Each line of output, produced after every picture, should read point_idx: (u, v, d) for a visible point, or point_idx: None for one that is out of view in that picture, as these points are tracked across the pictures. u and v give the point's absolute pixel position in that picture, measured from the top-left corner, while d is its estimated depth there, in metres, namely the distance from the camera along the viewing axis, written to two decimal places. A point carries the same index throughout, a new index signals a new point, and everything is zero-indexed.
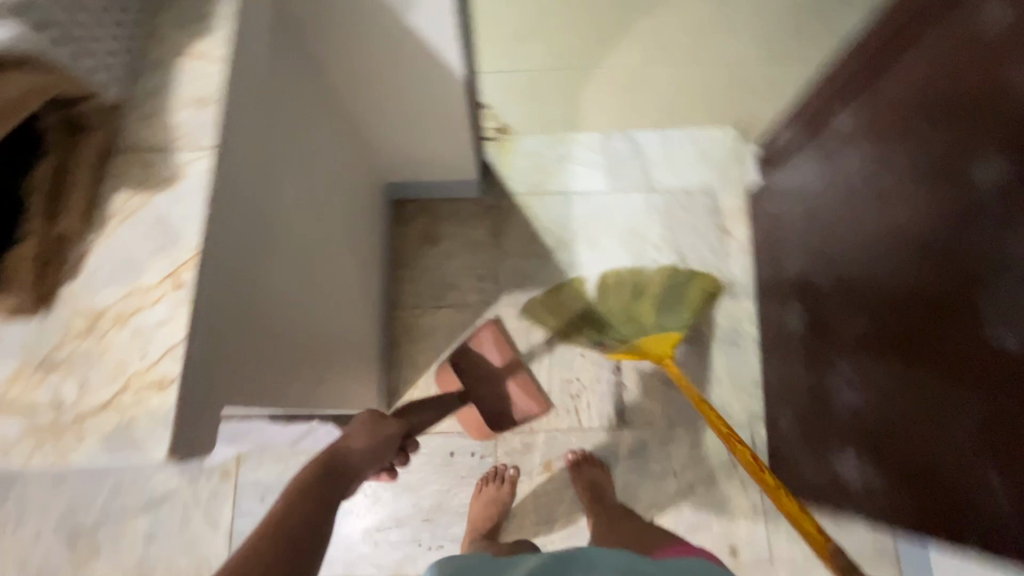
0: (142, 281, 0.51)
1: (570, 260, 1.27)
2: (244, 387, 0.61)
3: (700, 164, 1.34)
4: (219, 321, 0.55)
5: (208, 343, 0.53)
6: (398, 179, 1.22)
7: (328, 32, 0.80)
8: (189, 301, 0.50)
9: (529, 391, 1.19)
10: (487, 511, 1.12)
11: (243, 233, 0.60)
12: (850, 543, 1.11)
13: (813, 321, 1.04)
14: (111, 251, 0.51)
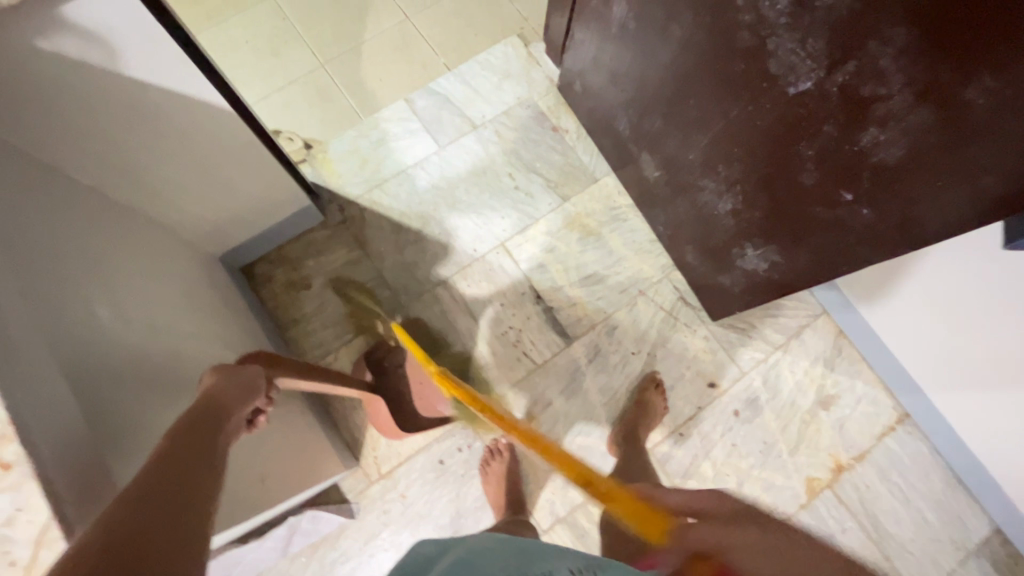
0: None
1: (441, 228, 1.26)
2: None
3: (504, 83, 1.36)
4: (86, 481, 0.43)
5: (86, 510, 0.41)
6: (234, 247, 1.13)
7: (48, 131, 0.67)
8: (33, 478, 0.38)
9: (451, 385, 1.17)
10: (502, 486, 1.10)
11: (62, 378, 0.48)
12: (785, 323, 1.24)
13: (663, 161, 1.08)
14: None
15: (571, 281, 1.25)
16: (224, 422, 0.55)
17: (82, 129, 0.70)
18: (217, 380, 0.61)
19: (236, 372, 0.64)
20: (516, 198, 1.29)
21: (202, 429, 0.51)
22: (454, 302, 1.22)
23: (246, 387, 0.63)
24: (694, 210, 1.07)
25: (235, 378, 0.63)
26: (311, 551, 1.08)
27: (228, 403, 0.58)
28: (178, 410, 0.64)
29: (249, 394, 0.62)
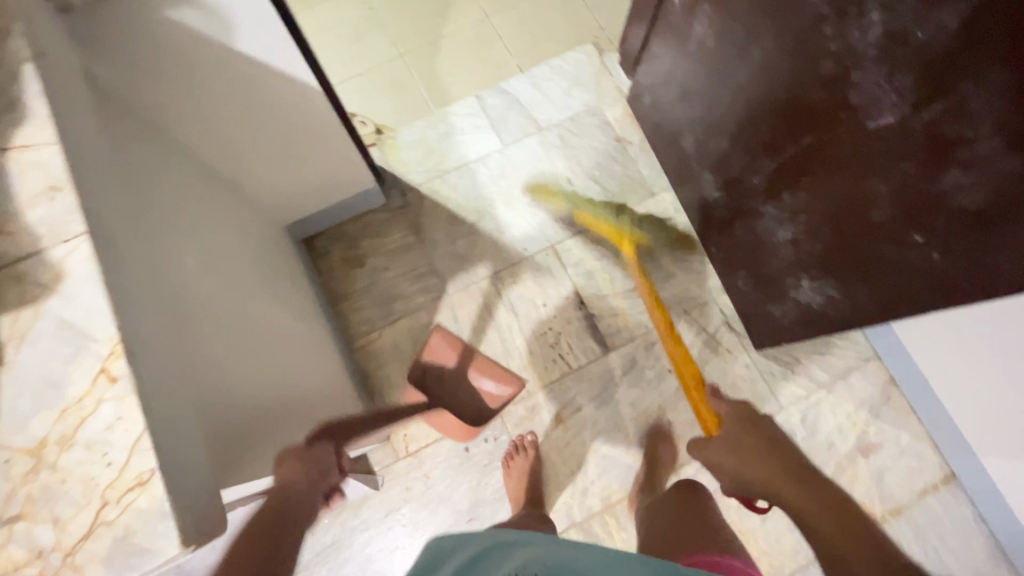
0: (69, 396, 0.41)
1: (494, 223, 1.29)
2: (228, 467, 0.54)
3: (573, 89, 1.38)
4: (174, 407, 0.47)
5: (173, 433, 0.44)
6: (300, 218, 1.20)
7: (161, 90, 0.74)
8: (133, 392, 0.41)
9: (494, 368, 1.21)
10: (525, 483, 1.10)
11: (158, 311, 0.53)
12: (832, 362, 1.20)
13: (726, 182, 1.08)
14: (18, 376, 0.41)
15: (617, 291, 1.25)
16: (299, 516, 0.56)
17: (190, 91, 0.77)
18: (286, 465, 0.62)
19: (304, 457, 0.65)
20: (571, 204, 1.31)
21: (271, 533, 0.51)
22: (498, 297, 1.25)
23: (312, 470, 0.63)
24: (751, 235, 1.05)
25: (305, 461, 0.64)
26: (334, 515, 1.13)
27: (301, 495, 0.58)
28: (242, 358, 0.68)
29: (317, 483, 0.63)
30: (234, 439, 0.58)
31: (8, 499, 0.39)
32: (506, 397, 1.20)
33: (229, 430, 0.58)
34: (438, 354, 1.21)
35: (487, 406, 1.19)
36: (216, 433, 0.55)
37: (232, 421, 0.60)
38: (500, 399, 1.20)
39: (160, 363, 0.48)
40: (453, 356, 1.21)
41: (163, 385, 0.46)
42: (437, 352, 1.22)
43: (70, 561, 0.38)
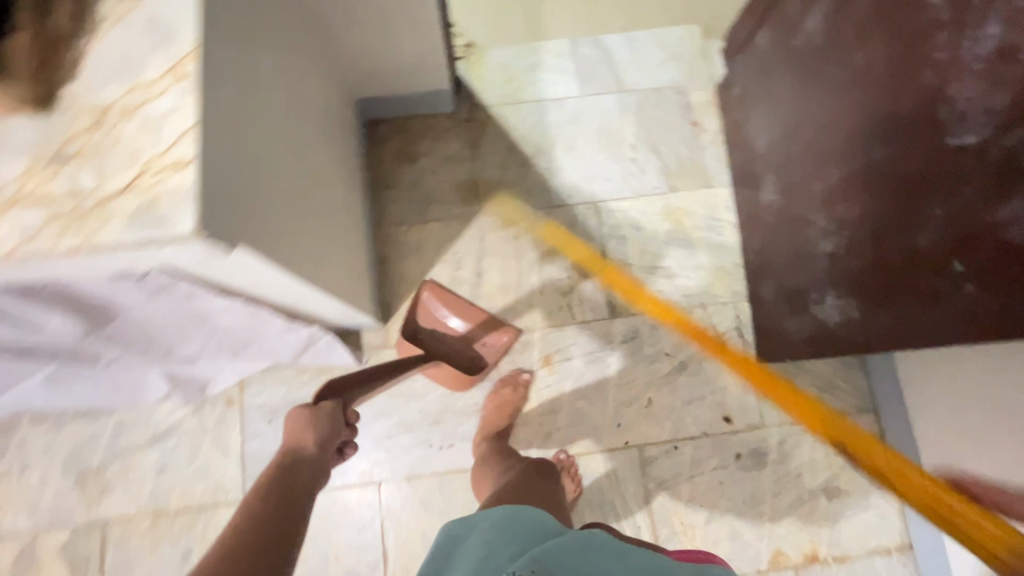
0: (145, 77, 0.40)
1: (549, 164, 1.30)
2: (262, 234, 0.57)
3: (667, 63, 1.37)
4: (232, 145, 0.47)
5: (222, 160, 0.44)
6: (373, 95, 1.22)
7: None
8: (197, 92, 0.40)
9: (483, 321, 1.15)
10: (504, 412, 1.15)
11: (243, 69, 0.55)
12: (826, 401, 1.19)
13: (785, 186, 1.06)
14: (108, 48, 0.41)
15: (643, 264, 1.25)
16: (301, 463, 0.84)
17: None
18: (296, 425, 0.90)
19: (311, 415, 0.90)
20: (628, 169, 1.30)
21: (289, 478, 0.81)
22: (529, 232, 1.26)
23: (316, 425, 0.89)
24: (793, 244, 1.04)
25: (308, 421, 0.89)
26: (313, 374, 1.17)
27: (306, 452, 0.86)
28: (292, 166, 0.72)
29: (326, 437, 0.88)
30: (274, 221, 0.62)
31: (67, 141, 0.39)
32: (499, 346, 1.16)
33: (274, 213, 0.62)
34: (429, 309, 1.16)
35: (482, 355, 1.17)
36: (262, 200, 0.58)
37: (274, 204, 0.63)
38: (495, 348, 1.17)
39: (234, 112, 0.51)
40: (443, 309, 1.15)
41: (232, 125, 0.49)
42: (429, 307, 1.15)
43: (105, 205, 0.38)
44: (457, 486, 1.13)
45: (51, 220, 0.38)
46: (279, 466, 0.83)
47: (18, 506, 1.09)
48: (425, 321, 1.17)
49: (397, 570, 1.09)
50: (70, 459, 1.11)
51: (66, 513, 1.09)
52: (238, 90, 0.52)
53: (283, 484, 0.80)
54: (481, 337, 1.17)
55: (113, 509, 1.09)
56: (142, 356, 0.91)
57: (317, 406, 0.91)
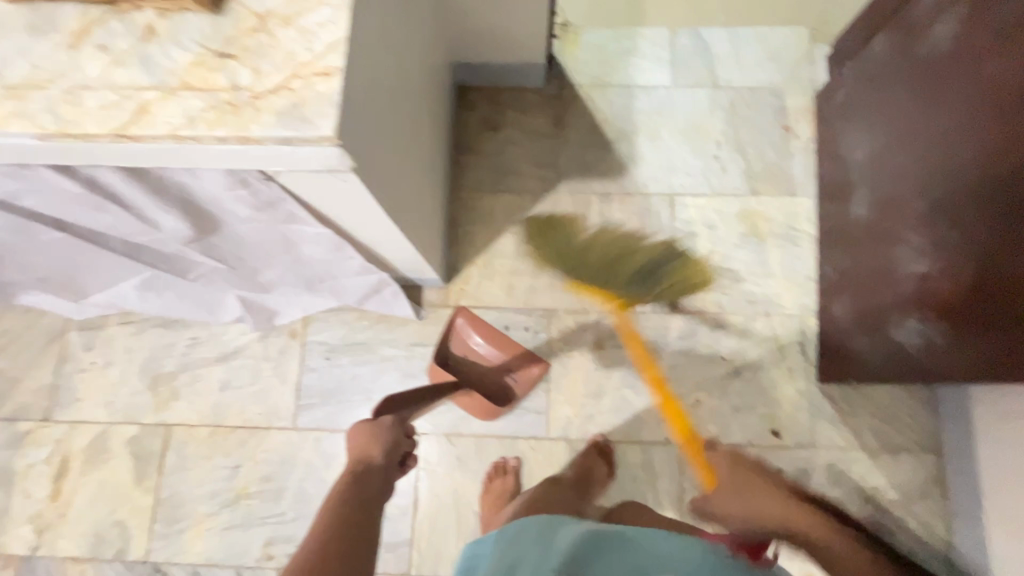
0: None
1: (629, 151, 1.29)
2: (372, 163, 0.60)
3: (767, 63, 1.33)
4: (363, 67, 0.50)
5: (359, 77, 0.47)
6: (467, 61, 1.24)
7: None
8: (350, 7, 0.42)
9: (516, 349, 1.12)
10: (497, 501, 1.09)
11: (377, 4, 0.58)
12: (886, 432, 1.13)
13: (879, 202, 1.01)
14: None
15: (711, 264, 1.22)
16: (371, 480, 0.81)
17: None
18: (359, 440, 0.86)
19: (372, 430, 0.85)
20: (710, 166, 1.27)
21: (358, 495, 0.77)
22: (600, 216, 1.25)
23: (378, 440, 0.85)
24: (879, 263, 0.99)
25: (370, 437, 0.84)
26: (373, 321, 1.21)
27: (372, 469, 0.82)
28: (399, 110, 0.74)
29: (391, 450, 0.85)
30: (380, 154, 0.65)
31: (231, 39, 0.42)
32: (530, 375, 1.13)
33: (379, 146, 0.64)
34: (462, 336, 1.14)
35: (512, 386, 1.15)
36: (374, 134, 0.60)
37: (382, 142, 0.66)
38: (525, 377, 1.14)
39: (368, 40, 0.53)
40: (477, 336, 1.13)
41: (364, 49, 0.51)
42: (462, 334, 1.14)
43: (257, 100, 0.41)
44: (493, 451, 1.15)
45: (209, 109, 0.41)
46: (349, 482, 0.80)
47: (97, 397, 1.19)
48: (456, 348, 1.14)
49: (426, 519, 1.13)
50: (147, 363, 1.20)
51: (137, 411, 1.18)
52: (372, 19, 0.54)
53: (356, 501, 0.76)
54: (512, 365, 1.14)
55: (178, 415, 1.18)
56: (229, 273, 0.97)
57: (377, 421, 0.86)
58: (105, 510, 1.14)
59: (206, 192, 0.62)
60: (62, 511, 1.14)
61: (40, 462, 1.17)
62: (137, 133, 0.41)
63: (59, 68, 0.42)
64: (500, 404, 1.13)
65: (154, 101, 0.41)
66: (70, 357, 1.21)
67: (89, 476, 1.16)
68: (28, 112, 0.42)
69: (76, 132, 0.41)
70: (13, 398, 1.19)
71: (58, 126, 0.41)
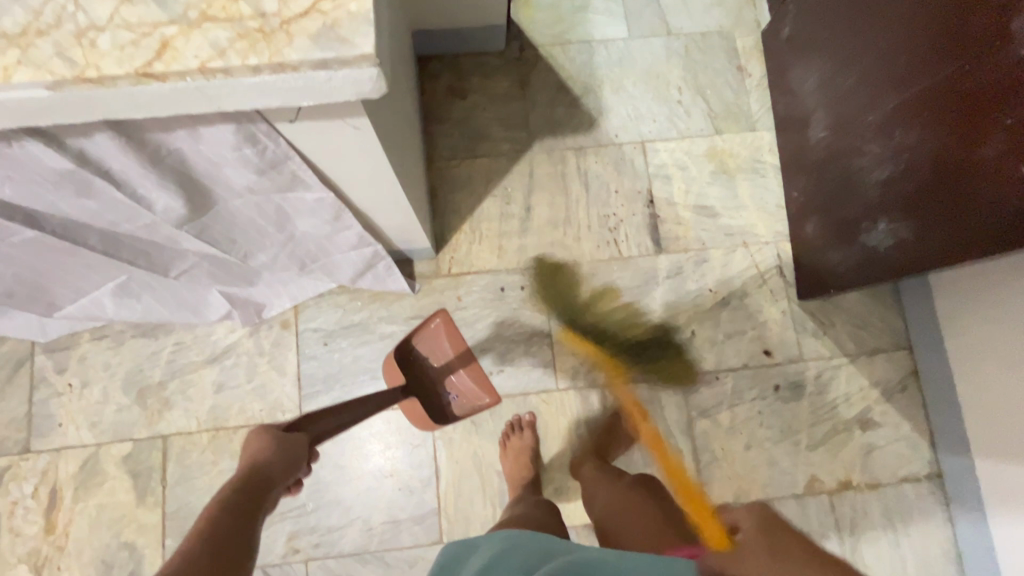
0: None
1: (597, 104, 1.31)
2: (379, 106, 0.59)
3: (714, 8, 1.38)
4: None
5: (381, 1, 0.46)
6: (426, 29, 1.23)
7: None
8: None
9: (477, 375, 1.10)
10: (519, 463, 1.10)
11: None
12: (862, 337, 1.23)
13: (836, 121, 1.08)
14: None
15: (688, 203, 1.28)
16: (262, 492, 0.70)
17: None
18: (257, 447, 0.75)
19: (278, 440, 0.74)
20: (674, 111, 1.32)
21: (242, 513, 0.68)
22: (577, 169, 1.28)
23: (281, 453, 0.73)
24: (845, 178, 1.06)
25: (271, 447, 0.74)
26: (366, 300, 1.19)
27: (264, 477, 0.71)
28: (393, 64, 0.73)
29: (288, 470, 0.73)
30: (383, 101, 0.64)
31: None
32: (480, 402, 1.10)
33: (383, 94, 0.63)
34: (430, 335, 1.10)
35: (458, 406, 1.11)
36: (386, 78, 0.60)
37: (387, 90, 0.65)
38: (473, 403, 1.10)
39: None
40: (445, 342, 1.10)
41: None
42: (432, 334, 1.10)
43: (288, 26, 0.40)
44: (506, 410, 1.17)
45: (237, 39, 0.40)
46: (236, 490, 0.70)
47: (80, 419, 1.11)
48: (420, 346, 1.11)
49: (450, 486, 1.13)
50: (130, 376, 1.13)
51: (127, 428, 1.12)
52: None
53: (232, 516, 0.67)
54: (466, 386, 1.12)
55: (173, 424, 1.12)
56: (214, 264, 0.93)
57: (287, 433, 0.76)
58: (108, 534, 1.08)
59: (214, 159, 0.60)
60: (60, 544, 1.07)
61: (26, 497, 1.09)
62: (162, 71, 0.39)
63: (62, 11, 0.39)
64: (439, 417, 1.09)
65: (177, 36, 0.39)
66: (42, 382, 1.12)
67: (85, 502, 1.09)
68: (34, 61, 0.39)
69: (94, 77, 0.39)
70: None
71: (73, 72, 0.39)
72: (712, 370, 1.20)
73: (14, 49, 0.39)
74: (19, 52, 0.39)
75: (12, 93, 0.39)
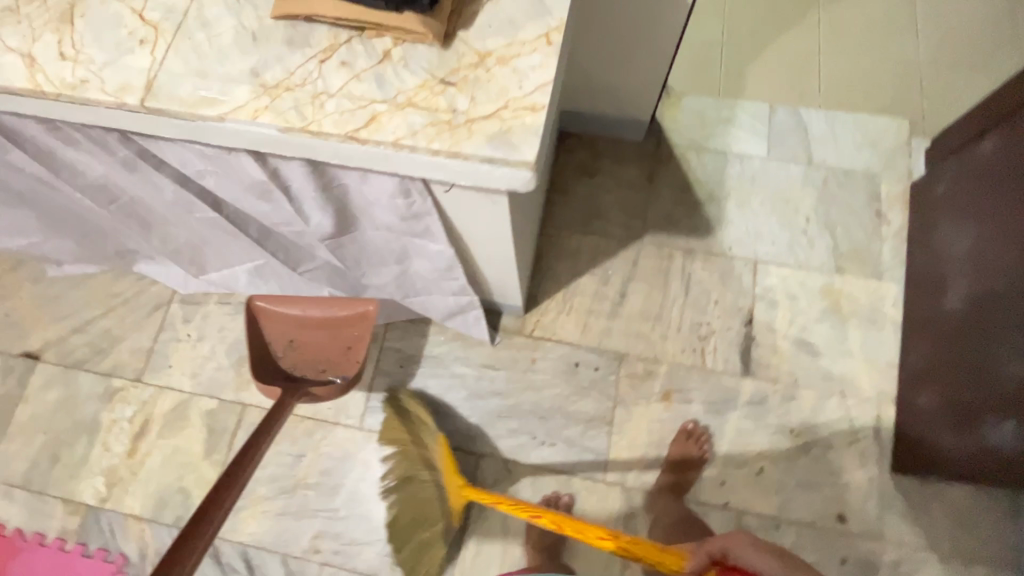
0: (521, 37, 0.50)
1: (718, 212, 1.32)
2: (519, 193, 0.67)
3: (865, 149, 1.36)
4: None
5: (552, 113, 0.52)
6: (574, 109, 1.32)
7: None
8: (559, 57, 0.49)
9: (336, 310, 1.06)
10: (542, 540, 1.10)
11: None
12: (960, 537, 1.08)
13: (977, 297, 1.00)
14: (496, 13, 0.51)
15: (788, 333, 1.23)
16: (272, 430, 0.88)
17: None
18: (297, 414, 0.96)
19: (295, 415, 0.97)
20: (797, 239, 1.29)
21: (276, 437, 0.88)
22: (682, 270, 1.28)
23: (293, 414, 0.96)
24: (975, 360, 0.97)
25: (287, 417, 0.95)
26: (449, 337, 1.25)
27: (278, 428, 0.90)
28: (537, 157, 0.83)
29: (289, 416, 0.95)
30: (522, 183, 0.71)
31: (453, 71, 0.49)
32: (362, 328, 1.06)
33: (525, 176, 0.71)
34: (278, 317, 1.08)
35: (353, 351, 1.07)
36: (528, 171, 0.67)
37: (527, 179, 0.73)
38: (361, 332, 1.06)
39: None
40: (294, 311, 1.07)
41: None
42: (267, 323, 1.08)
43: (471, 124, 0.47)
44: (547, 483, 1.15)
45: (428, 125, 0.48)
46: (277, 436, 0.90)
47: (186, 366, 1.27)
48: (278, 341, 1.08)
49: (472, 541, 1.13)
50: (235, 343, 1.28)
51: (219, 386, 1.25)
52: None
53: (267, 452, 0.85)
54: (347, 328, 1.08)
55: (255, 395, 1.24)
56: (333, 272, 1.04)
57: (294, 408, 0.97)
58: (174, 475, 1.20)
59: (369, 197, 0.70)
60: (133, 469, 1.20)
61: (124, 419, 1.24)
62: (364, 137, 0.48)
63: (308, 76, 0.50)
64: (349, 375, 1.07)
65: (385, 114, 0.48)
66: (169, 326, 1.30)
67: (165, 440, 1.22)
68: (277, 109, 0.49)
69: (315, 130, 0.48)
70: (111, 354, 1.29)
71: (301, 123, 0.49)
72: (773, 515, 1.11)
73: (267, 96, 0.50)
74: (269, 99, 0.50)
75: (253, 128, 0.50)
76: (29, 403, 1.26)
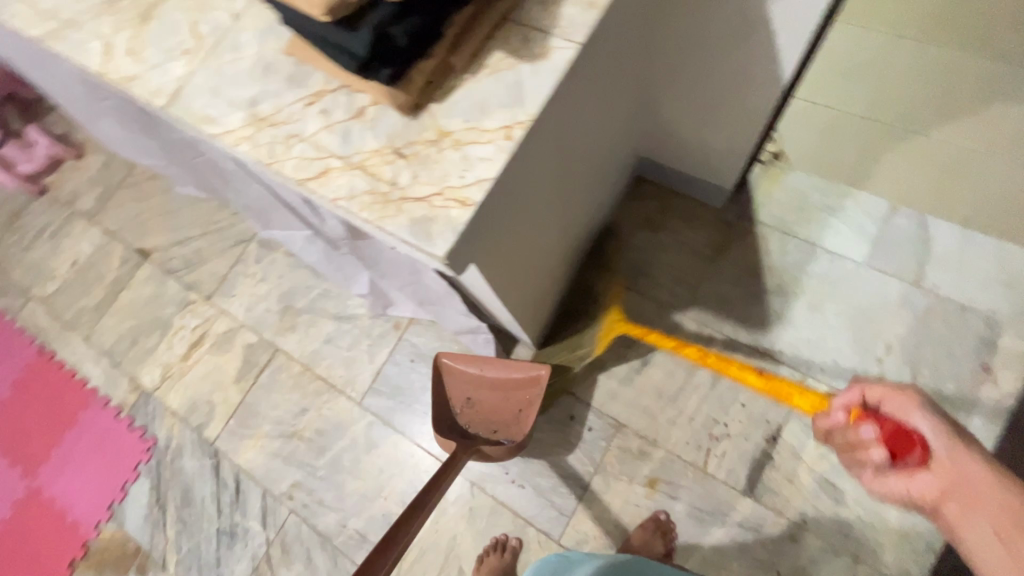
0: (483, 124, 0.53)
1: (782, 308, 1.17)
2: (494, 258, 0.67)
3: (997, 287, 1.12)
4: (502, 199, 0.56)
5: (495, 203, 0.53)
6: (655, 158, 1.24)
7: (692, 12, 0.81)
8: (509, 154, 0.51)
9: (512, 373, 1.06)
10: None
11: (552, 140, 0.64)
12: None
13: None
14: (471, 93, 0.54)
15: (815, 467, 1.07)
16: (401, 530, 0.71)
17: (709, 2, 0.78)
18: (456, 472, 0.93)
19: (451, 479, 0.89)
20: (866, 366, 1.11)
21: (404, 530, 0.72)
22: (718, 358, 1.17)
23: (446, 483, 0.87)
24: None
25: None
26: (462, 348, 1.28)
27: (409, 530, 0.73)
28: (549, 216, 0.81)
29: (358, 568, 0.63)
30: (508, 248, 0.70)
31: (409, 143, 0.53)
32: (536, 393, 1.06)
33: (511, 240, 0.70)
34: (456, 375, 1.08)
35: (523, 415, 1.09)
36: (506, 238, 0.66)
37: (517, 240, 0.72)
38: (532, 399, 1.07)
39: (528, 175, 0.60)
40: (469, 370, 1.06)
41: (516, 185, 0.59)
42: (452, 380, 1.08)
43: (402, 203, 0.52)
44: (503, 521, 1.15)
45: (367, 192, 0.53)
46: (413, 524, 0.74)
47: (244, 299, 1.44)
48: (450, 394, 1.09)
49: (418, 544, 1.17)
50: (286, 292, 1.42)
51: (263, 325, 1.41)
52: (537, 154, 0.61)
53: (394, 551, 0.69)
54: (516, 392, 1.08)
55: (287, 343, 1.38)
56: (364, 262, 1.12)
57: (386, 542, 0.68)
58: (208, 387, 1.38)
59: None
60: (182, 371, 1.41)
61: (188, 327, 1.45)
62: (313, 187, 0.54)
63: (291, 116, 0.56)
64: (517, 438, 1.08)
65: (336, 170, 0.54)
66: (243, 261, 1.48)
67: (211, 356, 1.41)
68: (256, 140, 0.56)
69: (276, 169, 0.55)
70: (196, 270, 1.50)
71: (268, 161, 0.55)
72: None
73: (254, 127, 0.56)
74: (253, 130, 0.56)
75: (235, 152, 0.57)
76: (130, 290, 1.52)
